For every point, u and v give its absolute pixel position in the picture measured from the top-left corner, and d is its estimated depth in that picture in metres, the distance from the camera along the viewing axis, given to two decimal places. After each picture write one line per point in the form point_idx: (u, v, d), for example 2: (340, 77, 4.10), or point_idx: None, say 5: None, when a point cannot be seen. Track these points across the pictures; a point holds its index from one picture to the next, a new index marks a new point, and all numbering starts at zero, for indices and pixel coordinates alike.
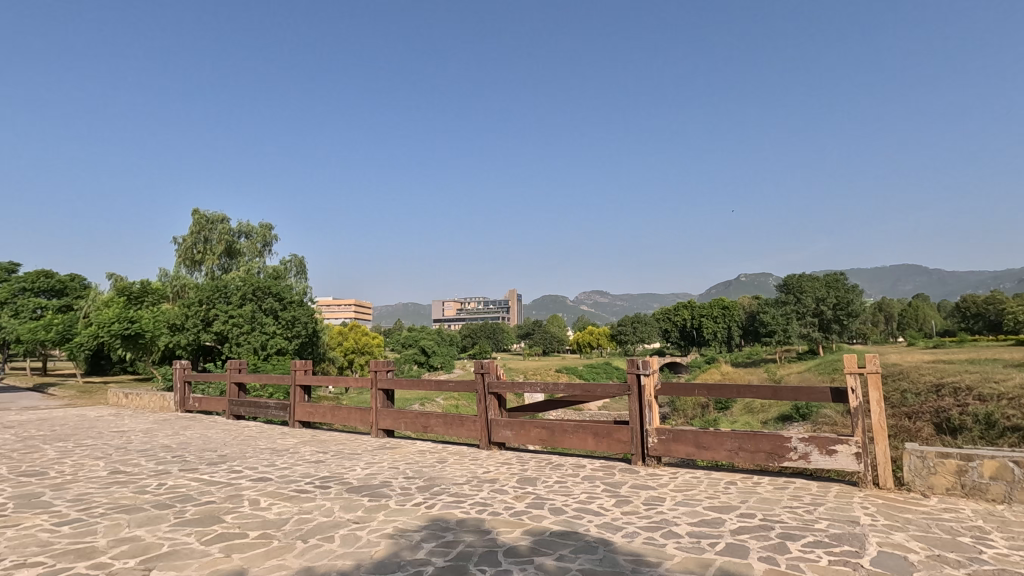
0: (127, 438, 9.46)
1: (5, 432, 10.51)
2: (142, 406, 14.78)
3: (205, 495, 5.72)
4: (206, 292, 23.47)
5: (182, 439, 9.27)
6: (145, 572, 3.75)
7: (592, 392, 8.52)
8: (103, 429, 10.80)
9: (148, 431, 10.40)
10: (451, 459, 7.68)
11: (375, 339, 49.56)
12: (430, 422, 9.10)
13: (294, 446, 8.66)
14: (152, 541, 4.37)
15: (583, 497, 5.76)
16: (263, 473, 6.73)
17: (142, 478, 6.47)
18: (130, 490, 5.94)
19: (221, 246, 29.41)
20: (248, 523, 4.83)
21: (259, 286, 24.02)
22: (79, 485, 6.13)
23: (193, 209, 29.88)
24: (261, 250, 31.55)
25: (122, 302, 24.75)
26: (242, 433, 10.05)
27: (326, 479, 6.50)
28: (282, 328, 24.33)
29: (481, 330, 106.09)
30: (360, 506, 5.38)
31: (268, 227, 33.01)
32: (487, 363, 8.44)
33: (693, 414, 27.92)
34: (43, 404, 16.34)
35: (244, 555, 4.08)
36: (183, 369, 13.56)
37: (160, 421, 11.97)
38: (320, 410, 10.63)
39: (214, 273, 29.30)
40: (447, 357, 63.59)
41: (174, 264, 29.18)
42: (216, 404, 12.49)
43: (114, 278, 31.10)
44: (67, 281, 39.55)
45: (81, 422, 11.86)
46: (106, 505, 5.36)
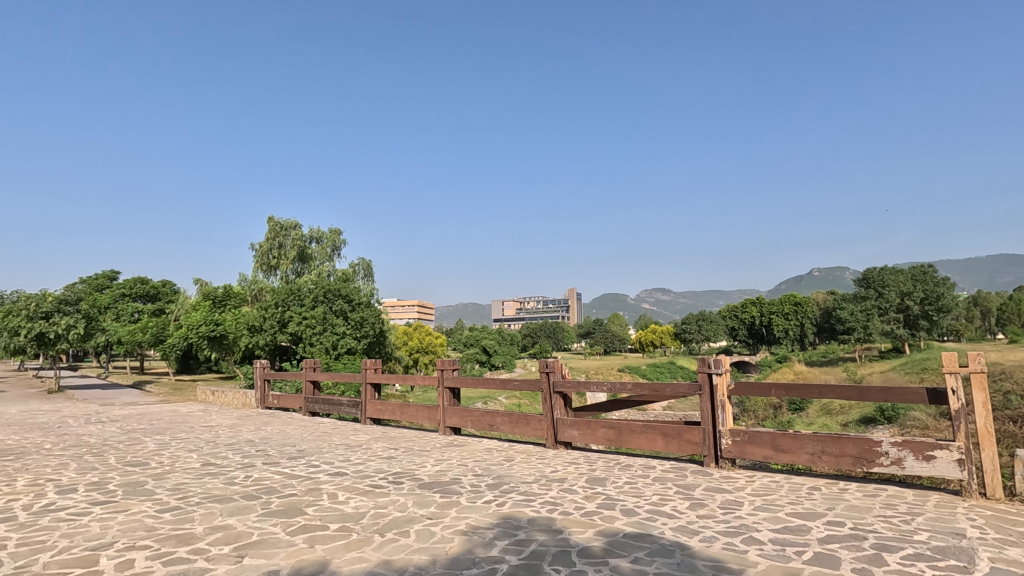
0: (215, 433, 10.12)
1: (110, 425, 11.52)
2: (227, 403, 15.80)
3: (288, 488, 6.01)
4: (281, 295, 24.71)
5: (264, 434, 9.82)
6: (238, 559, 3.98)
7: (660, 392, 8.29)
8: (194, 423, 11.62)
9: (234, 426, 11.11)
10: (518, 458, 7.71)
11: (438, 338, 50.57)
12: (496, 420, 9.17)
13: (367, 442, 8.98)
14: (243, 530, 4.63)
15: (656, 499, 5.60)
16: (339, 468, 7.01)
17: (231, 471, 6.89)
18: (221, 481, 6.34)
19: (294, 251, 30.97)
20: (329, 516, 5.03)
21: (330, 289, 25.11)
22: (177, 475, 6.62)
23: (268, 216, 31.63)
24: (331, 254, 33.02)
25: (207, 305, 26.81)
26: (317, 429, 10.52)
27: (398, 474, 6.67)
28: (351, 329, 25.32)
29: (541, 329, 105.77)
30: (433, 502, 5.48)
31: (337, 232, 34.40)
32: (552, 362, 8.38)
33: (765, 416, 26.72)
34: (142, 401, 17.78)
35: (325, 546, 4.26)
36: (264, 367, 14.37)
37: (243, 417, 12.72)
38: (390, 407, 10.96)
39: (288, 277, 30.89)
40: (508, 356, 64.02)
41: (252, 269, 30.94)
42: (294, 402, 13.14)
43: (199, 283, 33.42)
44: (160, 287, 43.30)
45: (175, 417, 12.81)
46: (201, 495, 5.75)
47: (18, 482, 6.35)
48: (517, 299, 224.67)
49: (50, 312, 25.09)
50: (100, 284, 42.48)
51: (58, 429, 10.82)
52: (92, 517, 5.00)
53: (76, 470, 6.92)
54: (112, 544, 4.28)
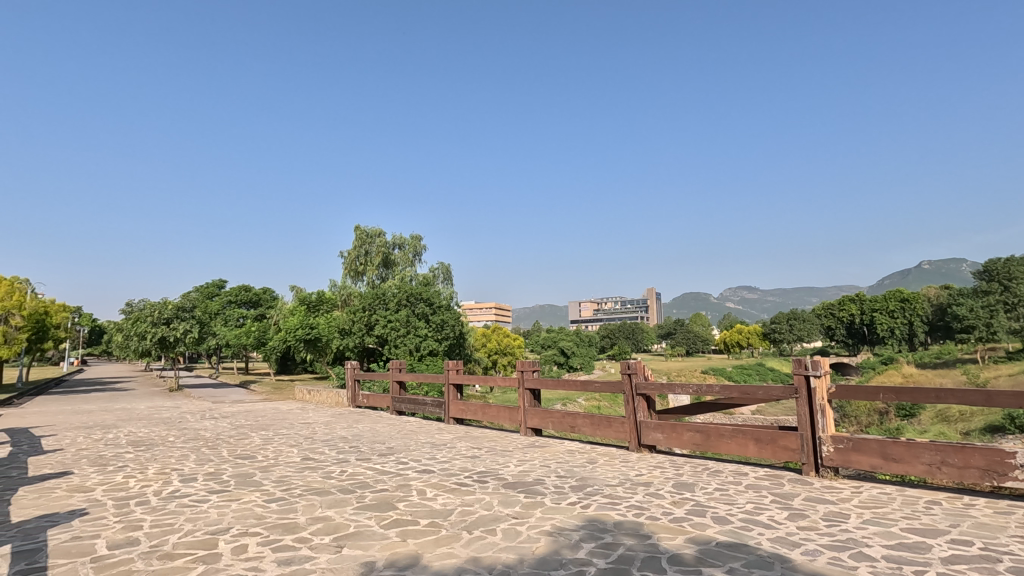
0: (312, 429, 10.80)
1: (222, 421, 12.61)
2: (321, 401, 16.82)
3: (380, 484, 6.30)
4: (368, 300, 25.95)
5: (356, 432, 10.35)
6: (338, 549, 4.21)
7: (750, 394, 7.86)
8: (293, 420, 12.48)
9: (329, 423, 11.81)
10: (601, 460, 7.61)
11: (516, 340, 51.04)
12: (577, 422, 9.09)
13: (451, 441, 9.22)
14: (341, 521, 4.89)
15: (750, 508, 5.31)
16: (427, 465, 7.25)
17: (328, 465, 7.32)
18: (320, 475, 6.76)
19: (379, 258, 32.47)
20: (419, 511, 5.21)
21: (413, 293, 26.05)
22: (281, 468, 7.13)
23: (355, 226, 33.40)
24: (412, 259, 34.30)
25: (302, 310, 28.69)
26: (404, 427, 10.94)
27: (483, 474, 6.79)
28: (433, 331, 26.15)
29: (619, 330, 103.80)
30: (517, 502, 5.52)
31: (418, 238, 35.70)
32: (634, 363, 8.19)
33: (869, 422, 24.65)
34: (248, 399, 19.36)
35: (417, 541, 4.40)
36: (354, 368, 15.17)
37: (336, 415, 13.49)
38: (471, 408, 11.19)
39: (374, 282, 32.40)
40: (586, 357, 63.46)
41: (341, 276, 32.71)
42: (382, 401, 13.76)
43: (295, 290, 35.90)
44: (261, 294, 47.04)
45: (276, 415, 13.81)
46: (302, 487, 6.16)
47: (149, 470, 7.11)
48: (593, 300, 222.16)
49: (171, 318, 27.89)
50: (211, 291, 46.77)
51: (179, 423, 12.00)
52: (211, 504, 5.50)
53: (195, 461, 7.65)
54: (228, 530, 4.68)
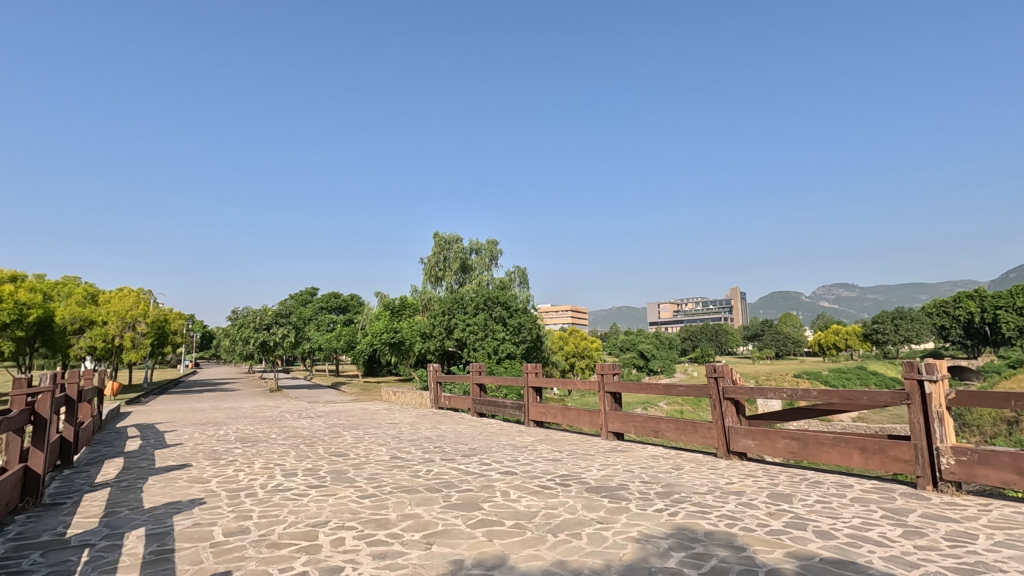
0: (399, 429, 11.22)
1: (317, 420, 13.39)
2: (406, 402, 17.45)
3: (465, 484, 6.43)
4: (447, 304, 26.65)
5: (440, 433, 10.64)
6: (427, 546, 4.34)
7: (853, 400, 7.26)
8: (381, 420, 13.03)
9: (414, 424, 12.24)
10: (688, 467, 7.34)
11: (593, 342, 50.49)
12: (661, 427, 8.80)
13: (532, 443, 9.26)
14: (430, 519, 5.04)
15: (858, 523, 4.90)
16: (509, 467, 7.32)
17: (415, 464, 7.58)
18: (408, 473, 7.01)
19: (457, 263, 33.32)
20: (504, 512, 5.27)
21: (490, 297, 26.48)
22: (372, 466, 7.47)
23: (434, 233, 34.49)
24: (489, 264, 34.88)
25: (386, 316, 29.98)
26: (485, 429, 11.11)
27: (565, 477, 6.75)
28: (510, 334, 26.43)
29: (701, 332, 99.94)
30: (602, 506, 5.44)
31: (494, 242, 36.25)
32: (720, 366, 7.83)
33: (995, 433, 22.00)
34: (339, 399, 20.50)
35: (503, 541, 4.45)
36: (436, 371, 15.62)
37: (421, 416, 13.95)
38: (551, 411, 11.18)
39: (452, 287, 33.24)
40: (666, 360, 61.67)
41: (422, 281, 33.85)
42: (463, 403, 14.07)
43: (379, 296, 37.60)
44: (349, 300, 49.86)
45: (365, 415, 14.50)
46: (392, 485, 6.41)
47: (256, 464, 7.71)
48: (673, 301, 215.34)
49: (270, 324, 30.11)
50: (304, 298, 50.10)
51: (279, 421, 12.90)
52: (310, 498, 5.87)
53: (295, 457, 8.20)
54: (326, 523, 4.95)
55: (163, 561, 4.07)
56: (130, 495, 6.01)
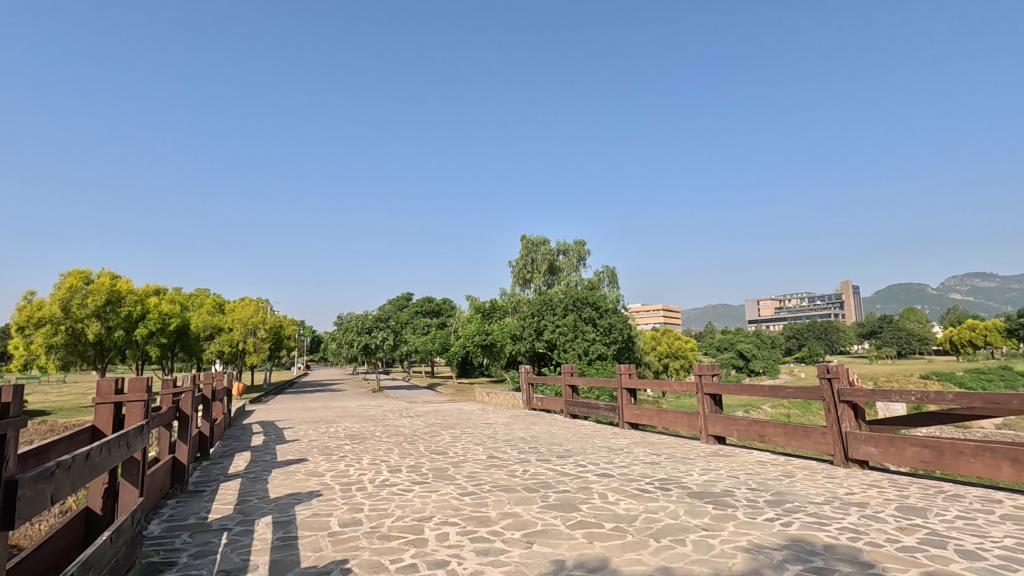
0: (494, 429, 11.45)
1: (417, 419, 14.00)
2: (499, 403, 17.76)
3: (562, 485, 6.43)
4: (536, 306, 26.82)
5: (534, 433, 10.71)
6: (528, 545, 4.38)
7: (999, 405, 6.39)
8: (476, 420, 13.37)
9: (508, 425, 12.40)
10: (800, 475, 6.85)
11: (688, 342, 48.57)
12: (767, 431, 8.27)
13: (628, 446, 9.08)
14: (529, 519, 5.10)
15: (1010, 544, 4.31)
16: (605, 469, 7.22)
17: (511, 464, 7.69)
18: (505, 472, 7.13)
19: (545, 265, 33.47)
20: (603, 514, 5.21)
21: (579, 297, 26.33)
22: (470, 465, 7.68)
23: (521, 236, 34.87)
24: (577, 264, 34.74)
25: (478, 319, 30.73)
26: (579, 431, 11.03)
27: (664, 481, 6.55)
28: (600, 335, 26.07)
29: (808, 330, 92.82)
30: (706, 513, 5.21)
31: (581, 242, 36.11)
32: (834, 366, 7.23)
33: None
34: (436, 399, 21.33)
35: (604, 544, 4.40)
36: (527, 372, 15.75)
37: (514, 417, 14.13)
38: (646, 413, 10.88)
39: (541, 289, 33.41)
40: (769, 361, 57.98)
41: (511, 284, 34.35)
42: (556, 404, 14.08)
43: (470, 299, 38.62)
44: (441, 305, 51.79)
45: (461, 415, 14.93)
46: (490, 483, 6.56)
47: (364, 460, 8.20)
48: (774, 297, 202.04)
49: (371, 327, 31.93)
50: (401, 303, 52.74)
51: (383, 420, 13.63)
52: (415, 493, 6.16)
53: (399, 454, 8.62)
54: (431, 519, 5.16)
55: (288, 547, 4.43)
56: (258, 485, 6.63)
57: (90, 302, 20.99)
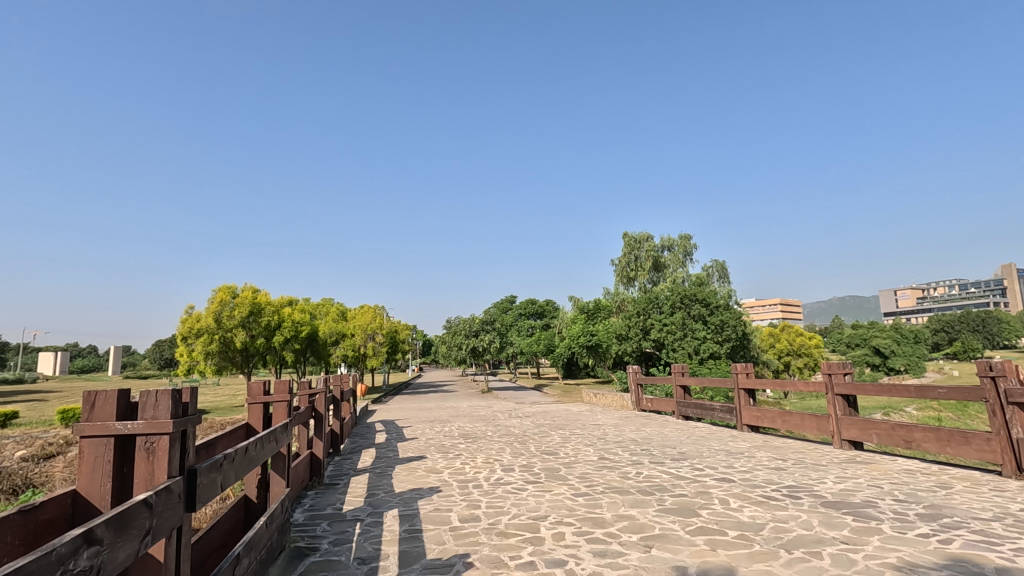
0: (603, 430, 11.32)
1: (526, 420, 14.20)
2: (608, 403, 17.52)
3: (679, 488, 6.20)
4: (642, 304, 26.16)
5: (645, 435, 10.42)
6: (647, 549, 4.29)
7: None
8: (585, 421, 13.29)
9: (618, 426, 12.20)
10: (959, 487, 6.02)
11: (813, 339, 44.58)
12: (915, 436, 7.37)
13: (750, 450, 8.55)
14: (646, 522, 4.98)
15: None
16: (725, 474, 6.85)
17: (623, 465, 7.57)
18: (618, 474, 7.03)
19: (649, 262, 32.51)
20: (726, 521, 4.95)
21: (686, 294, 25.27)
22: (581, 466, 7.66)
23: (622, 233, 34.18)
24: (683, 259, 33.53)
25: (582, 320, 30.56)
26: (693, 433, 10.58)
27: (793, 488, 6.08)
28: (712, 333, 24.71)
29: (960, 322, 81.40)
30: (845, 525, 4.75)
31: (686, 237, 34.74)
32: (998, 363, 6.31)
33: None
34: (544, 400, 21.53)
35: (728, 552, 4.18)
36: (635, 372, 15.40)
37: (624, 418, 13.84)
38: (768, 415, 10.18)
39: (646, 286, 32.46)
40: (912, 358, 51.61)
41: (614, 283, 33.74)
42: (667, 406, 13.62)
43: (573, 300, 38.58)
44: (545, 306, 52.28)
45: (570, 415, 14.90)
46: (603, 485, 6.49)
47: (478, 459, 8.49)
48: (914, 285, 179.70)
49: (478, 331, 32.90)
50: (505, 306, 54.06)
51: (493, 420, 14.01)
52: (529, 492, 6.26)
53: (511, 454, 8.81)
54: (546, 518, 5.21)
55: (415, 538, 4.70)
56: (384, 480, 7.13)
57: (237, 313, 23.74)
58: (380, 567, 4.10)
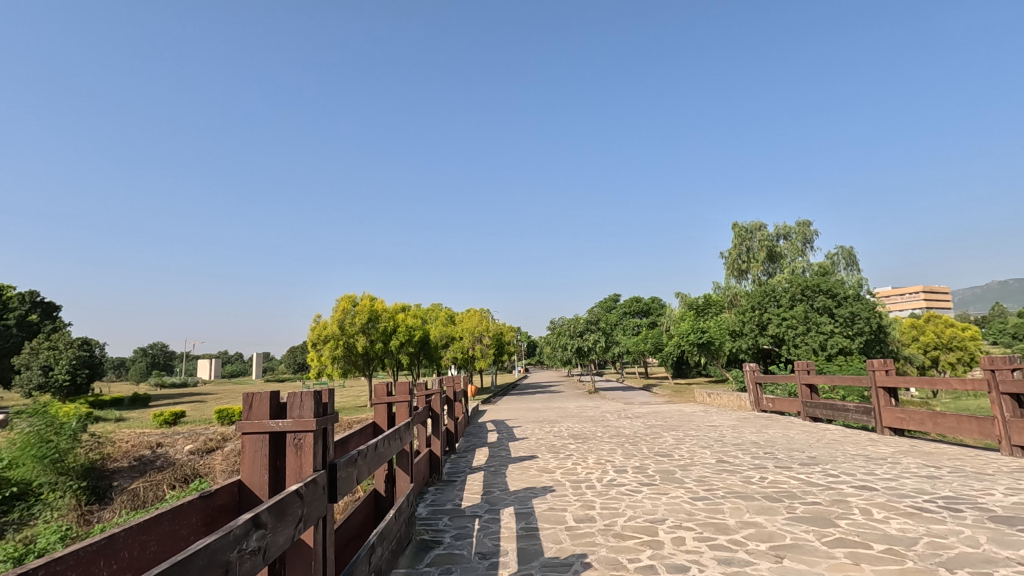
0: (721, 432, 10.75)
1: (636, 420, 13.88)
2: (723, 404, 16.63)
3: (811, 496, 5.72)
4: (757, 298, 24.57)
5: (768, 437, 9.75)
6: (777, 559, 4.02)
7: None
8: (700, 422, 12.71)
9: (737, 427, 11.52)
10: None
11: (967, 331, 39.04)
12: None
13: (894, 455, 7.67)
14: (776, 530, 4.66)
15: None
16: (865, 481, 6.21)
17: (745, 469, 7.13)
18: (739, 478, 6.64)
19: (763, 252, 30.38)
20: (869, 533, 4.50)
21: (808, 286, 23.32)
22: (699, 468, 7.33)
23: (731, 224, 32.32)
24: (802, 248, 31.15)
25: (691, 317, 29.33)
26: (824, 436, 9.72)
27: (951, 499, 5.37)
28: (841, 327, 22.25)
29: None
30: (1021, 544, 4.11)
31: (805, 223, 32.13)
32: None
33: None
34: (654, 400, 20.90)
35: (875, 567, 3.80)
36: (753, 371, 14.48)
37: (742, 419, 13.04)
38: (914, 416, 9.09)
39: (761, 279, 30.39)
40: None
41: (725, 277, 31.99)
42: (791, 406, 12.67)
43: (681, 297, 37.17)
44: (650, 304, 50.81)
45: (683, 416, 14.34)
46: (724, 489, 6.17)
47: (590, 459, 8.43)
48: None
49: (583, 331, 32.72)
50: (608, 305, 53.39)
51: (603, 421, 13.86)
52: (644, 495, 6.10)
53: (623, 455, 8.65)
54: (664, 521, 5.06)
55: (532, 536, 4.79)
56: (499, 478, 7.33)
57: (358, 320, 25.61)
58: (500, 562, 4.22)
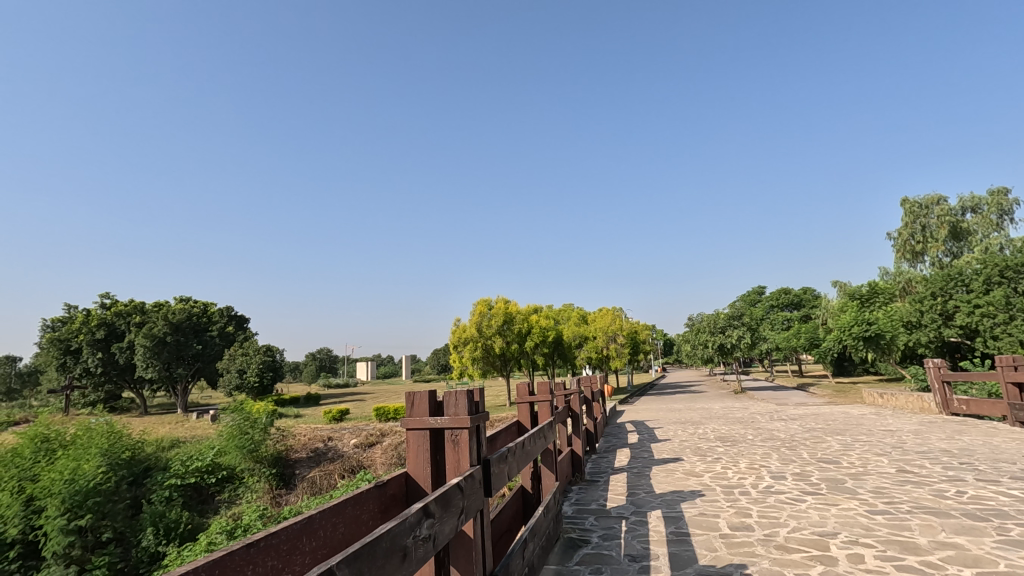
0: (899, 438, 9.42)
1: (793, 423, 12.68)
2: (900, 405, 14.57)
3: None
4: (938, 283, 21.21)
5: (964, 445, 8.31)
6: None
7: None
8: (871, 426, 11.26)
9: (920, 432, 10.02)
10: None
11: None
12: None
13: None
14: (983, 555, 3.97)
15: None
16: None
17: (936, 481, 6.17)
18: (929, 491, 5.75)
19: (944, 229, 26.02)
20: None
21: (1008, 265, 19.63)
22: (875, 478, 6.48)
23: (900, 199, 28.35)
24: (996, 221, 26.27)
25: (853, 308, 26.26)
26: None
27: None
28: None
29: None
30: None
31: (1001, 191, 27.09)
32: None
33: None
34: (812, 401, 18.96)
35: None
36: (937, 368, 12.49)
37: (927, 423, 11.31)
38: None
39: (942, 261, 26.14)
40: None
41: (894, 261, 28.16)
42: (993, 410, 10.73)
43: (839, 286, 33.44)
44: (803, 295, 46.32)
45: (850, 419, 12.80)
46: (910, 503, 5.38)
47: (741, 464, 7.88)
48: None
49: (725, 327, 30.77)
50: (753, 298, 49.68)
51: (753, 423, 12.87)
52: (809, 504, 5.55)
53: (780, 460, 7.94)
54: (836, 535, 4.57)
55: (683, 542, 4.60)
56: (643, 480, 7.14)
57: (494, 322, 26.62)
58: (652, 567, 4.10)
